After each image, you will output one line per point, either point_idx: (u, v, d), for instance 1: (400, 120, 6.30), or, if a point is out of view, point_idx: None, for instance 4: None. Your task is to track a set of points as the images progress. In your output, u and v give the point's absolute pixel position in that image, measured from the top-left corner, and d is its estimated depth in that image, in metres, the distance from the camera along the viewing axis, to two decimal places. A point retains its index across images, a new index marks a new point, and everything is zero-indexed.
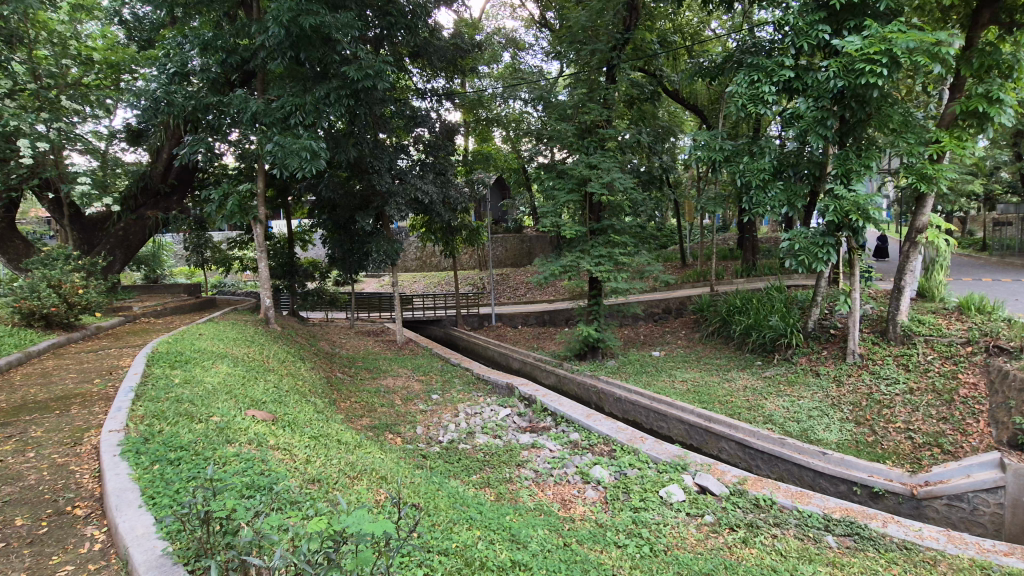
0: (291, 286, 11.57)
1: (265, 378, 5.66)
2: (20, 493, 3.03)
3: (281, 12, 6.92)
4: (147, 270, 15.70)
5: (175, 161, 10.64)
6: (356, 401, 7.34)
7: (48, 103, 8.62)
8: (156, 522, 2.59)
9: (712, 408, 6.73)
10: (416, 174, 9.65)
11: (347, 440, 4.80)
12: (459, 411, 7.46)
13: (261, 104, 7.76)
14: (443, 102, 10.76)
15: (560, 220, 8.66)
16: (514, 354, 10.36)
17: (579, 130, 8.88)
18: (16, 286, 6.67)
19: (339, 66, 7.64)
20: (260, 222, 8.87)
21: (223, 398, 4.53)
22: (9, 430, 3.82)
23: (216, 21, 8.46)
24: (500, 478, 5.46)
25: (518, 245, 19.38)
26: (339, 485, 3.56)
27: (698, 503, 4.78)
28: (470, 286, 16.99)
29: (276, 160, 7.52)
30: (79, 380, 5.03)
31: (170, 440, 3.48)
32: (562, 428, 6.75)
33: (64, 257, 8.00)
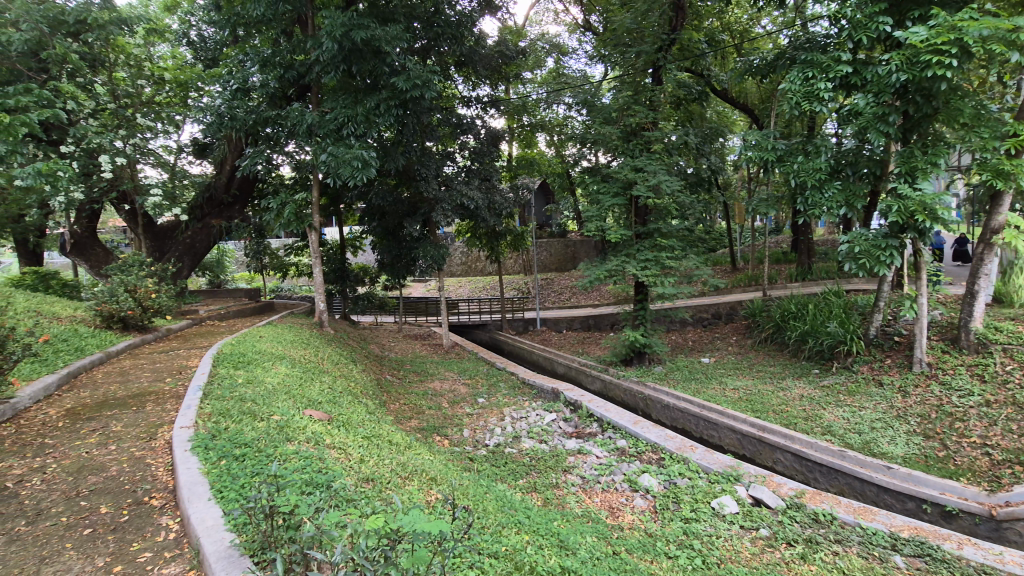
0: (342, 290, 11.97)
1: (320, 379, 5.87)
2: (104, 483, 3.26)
3: (335, 27, 7.22)
4: (211, 275, 16.66)
5: (236, 172, 11.22)
6: (404, 402, 7.51)
7: (125, 121, 9.23)
8: (225, 515, 2.73)
9: (766, 418, 6.47)
10: (462, 181, 9.82)
11: (398, 441, 4.92)
12: (505, 415, 7.49)
13: (316, 116, 8.10)
14: (487, 109, 10.88)
15: (605, 224, 8.58)
16: (558, 359, 10.32)
17: (625, 132, 8.78)
18: (98, 291, 7.21)
19: (389, 78, 7.87)
20: (313, 229, 9.21)
21: (282, 398, 4.74)
22: (93, 424, 4.12)
23: (275, 37, 8.77)
24: (547, 483, 5.44)
25: (562, 250, 19.34)
26: (392, 485, 3.64)
27: (753, 516, 4.60)
28: (514, 291, 17.07)
29: (330, 169, 7.82)
30: (152, 379, 5.38)
31: (235, 436, 3.67)
32: (608, 435, 6.66)
33: (139, 263, 8.57)
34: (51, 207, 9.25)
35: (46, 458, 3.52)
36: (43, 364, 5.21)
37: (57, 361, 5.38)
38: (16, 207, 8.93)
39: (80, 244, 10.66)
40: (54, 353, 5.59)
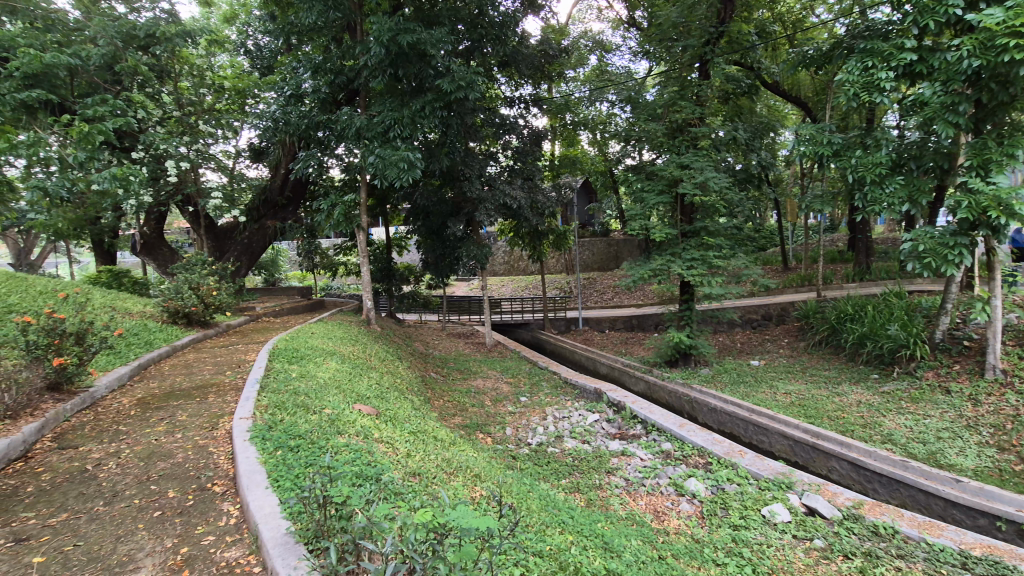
0: (388, 288, 12.28)
1: (367, 374, 6.03)
2: (171, 469, 3.45)
3: (382, 32, 7.39)
4: (266, 274, 17.43)
5: (289, 174, 11.67)
6: (448, 400, 7.62)
7: (189, 128, 9.76)
8: (281, 503, 2.85)
9: (820, 424, 6.19)
10: (505, 180, 9.87)
11: (442, 437, 5.00)
12: (547, 414, 7.49)
13: (364, 120, 8.34)
14: (530, 109, 10.90)
15: (650, 223, 8.41)
16: (600, 359, 10.20)
17: (670, 129, 8.59)
18: (165, 289, 7.66)
19: (434, 80, 7.97)
20: (361, 230, 9.47)
21: (333, 392, 4.92)
22: (161, 413, 4.39)
23: (325, 44, 9.06)
24: (590, 484, 5.39)
25: (604, 250, 19.12)
26: (437, 480, 3.70)
27: (806, 526, 4.40)
28: (557, 291, 17.00)
29: (378, 171, 8.02)
30: (214, 371, 5.68)
31: (290, 428, 3.82)
32: (653, 437, 6.54)
33: (202, 262, 9.08)
34: (124, 210, 9.89)
35: (120, 443, 3.76)
36: (117, 356, 5.58)
37: (129, 353, 5.75)
38: (93, 210, 9.59)
39: (148, 244, 11.37)
40: (127, 346, 5.98)
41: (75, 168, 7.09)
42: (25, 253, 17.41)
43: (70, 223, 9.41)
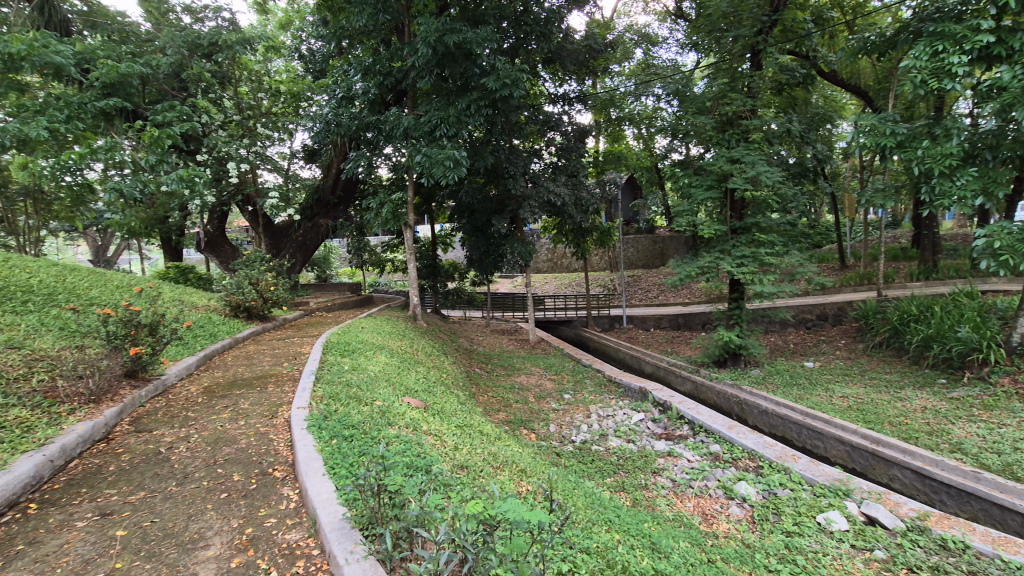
0: (434, 285, 12.51)
1: (415, 369, 6.17)
2: (236, 453, 3.64)
3: (430, 33, 7.50)
4: (318, 271, 18.10)
5: (340, 174, 12.06)
6: (492, 395, 7.70)
7: (248, 131, 10.26)
8: (337, 489, 2.96)
9: (881, 429, 5.88)
10: (549, 177, 9.86)
11: (488, 432, 5.07)
12: (591, 412, 7.44)
13: (411, 120, 8.52)
14: (573, 105, 10.87)
15: (697, 219, 8.19)
16: (645, 358, 10.01)
17: (720, 122, 8.34)
18: (227, 284, 8.08)
19: (479, 79, 8.04)
20: (408, 227, 9.67)
21: (383, 384, 5.07)
22: (226, 400, 4.64)
23: (375, 46, 9.25)
24: (636, 484, 5.33)
25: (649, 247, 18.78)
26: (484, 473, 3.75)
27: (866, 535, 4.19)
28: (600, 288, 16.85)
29: (425, 170, 8.17)
30: (272, 363, 5.96)
31: (344, 418, 3.97)
32: (700, 438, 6.39)
33: (259, 259, 9.51)
34: (189, 209, 10.48)
35: (189, 429, 4.00)
36: (186, 347, 5.93)
37: (196, 344, 6.10)
38: (161, 210, 10.19)
39: (211, 242, 12.01)
40: (194, 338, 6.35)
41: (146, 170, 7.55)
42: (103, 251, 18.83)
43: (141, 222, 10.05)
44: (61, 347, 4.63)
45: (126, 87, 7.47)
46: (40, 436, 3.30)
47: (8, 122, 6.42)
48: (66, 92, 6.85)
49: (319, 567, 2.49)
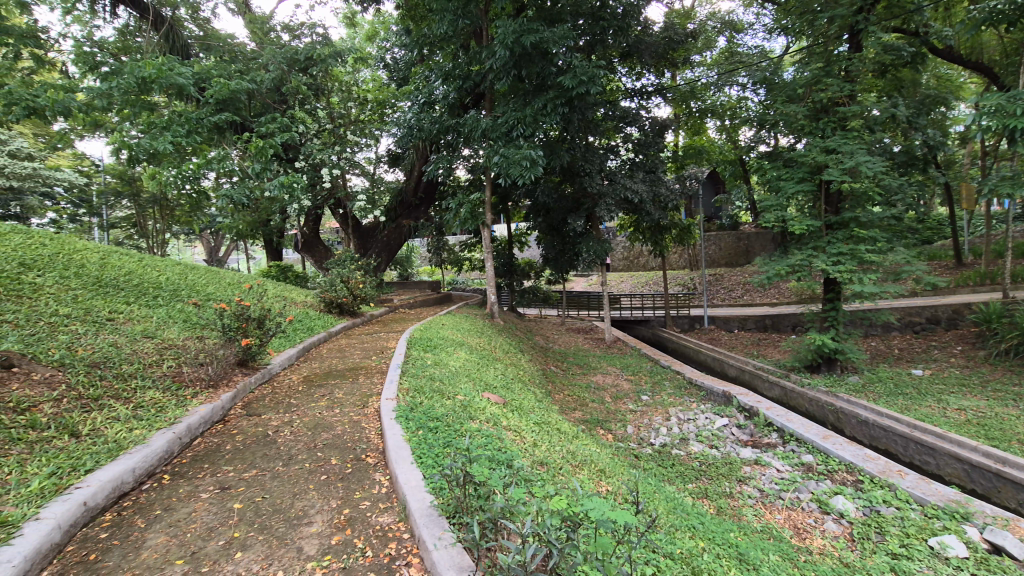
0: (510, 283, 12.67)
1: (494, 365, 6.30)
2: (333, 439, 3.91)
3: (507, 35, 7.58)
4: (401, 270, 18.95)
5: (421, 176, 12.54)
6: (568, 393, 7.70)
7: (339, 138, 10.95)
8: (425, 478, 3.10)
9: (1007, 448, 5.23)
10: (626, 174, 9.66)
11: (566, 430, 5.08)
12: (671, 415, 7.22)
13: (489, 121, 8.68)
14: (651, 99, 10.56)
15: (787, 214, 7.68)
16: (729, 362, 9.52)
17: (813, 110, 7.78)
18: (322, 282, 8.68)
19: (555, 77, 8.02)
20: (486, 226, 9.87)
21: (465, 380, 5.24)
22: (323, 389, 5.00)
23: (454, 51, 9.50)
24: (720, 491, 5.11)
25: (733, 244, 17.86)
26: (564, 471, 3.76)
27: (990, 565, 3.72)
28: (679, 287, 16.28)
29: (502, 170, 8.29)
30: (362, 356, 6.32)
31: (429, 411, 4.14)
32: (791, 448, 6.00)
33: (350, 258, 10.11)
34: (287, 212, 11.34)
35: (292, 414, 4.34)
36: (287, 339, 6.44)
37: (296, 337, 6.60)
38: (264, 214, 11.12)
39: (307, 242, 12.94)
40: (294, 331, 6.88)
41: (252, 178, 8.21)
42: (214, 251, 20.88)
43: (247, 225, 11.02)
44: (186, 337, 5.21)
45: (235, 103, 8.17)
46: (172, 415, 3.73)
47: (139, 137, 7.22)
48: (187, 109, 7.63)
49: (410, 551, 2.63)
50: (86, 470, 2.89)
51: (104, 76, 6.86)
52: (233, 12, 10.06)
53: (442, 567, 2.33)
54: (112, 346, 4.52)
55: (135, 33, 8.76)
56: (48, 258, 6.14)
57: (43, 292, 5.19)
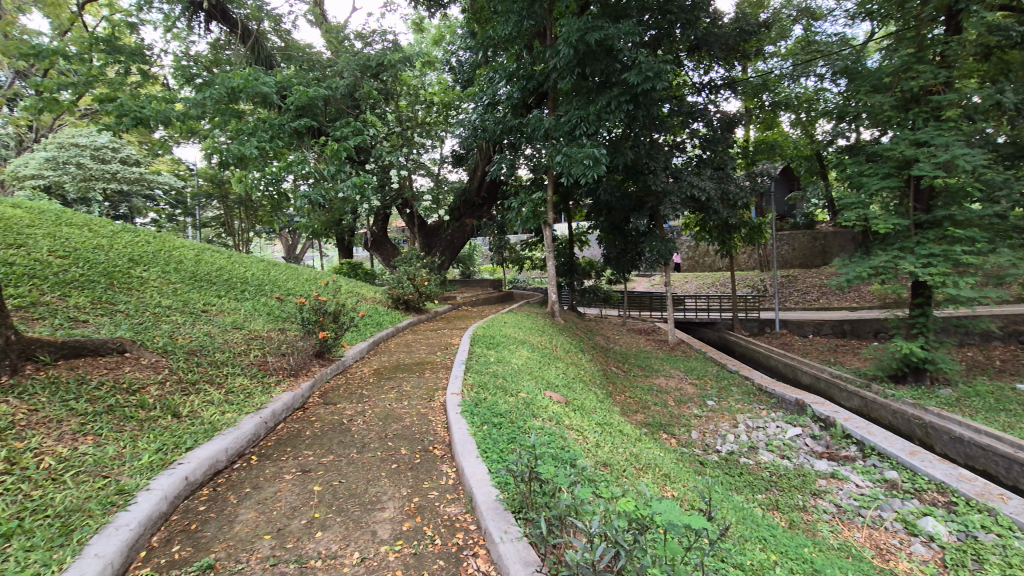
0: (570, 283, 12.63)
1: (555, 364, 6.32)
2: (402, 429, 4.08)
3: (572, 33, 7.55)
4: (463, 268, 19.36)
5: (485, 176, 12.54)
6: (630, 395, 7.58)
7: (406, 140, 11.33)
8: (491, 472, 3.17)
9: None
10: (693, 171, 9.37)
11: (628, 432, 5.02)
12: (739, 422, 6.94)
13: (552, 120, 8.69)
14: (721, 93, 10.18)
15: (871, 211, 7.17)
16: (802, 369, 8.99)
17: (902, 100, 7.22)
18: (390, 279, 9.01)
19: (620, 74, 7.90)
20: (547, 225, 9.89)
21: (527, 377, 5.29)
22: (393, 382, 5.21)
23: (518, 52, 9.59)
24: (792, 504, 4.87)
25: (808, 243, 16.88)
26: (627, 473, 3.71)
27: None
28: (748, 289, 15.60)
29: (565, 169, 8.27)
30: (428, 351, 6.53)
31: (493, 406, 4.22)
32: (872, 462, 5.61)
33: (415, 256, 10.43)
34: (358, 212, 11.87)
35: (364, 405, 4.56)
36: (359, 333, 6.76)
37: (367, 332, 6.92)
38: (337, 215, 11.69)
39: (375, 241, 13.49)
40: (365, 325, 7.20)
41: (327, 180, 8.61)
42: (292, 249, 22.21)
43: (321, 224, 11.63)
44: (269, 328, 5.60)
45: (313, 109, 8.63)
46: (259, 401, 4.02)
47: (228, 143, 7.79)
48: (270, 116, 8.13)
49: (476, 542, 2.70)
50: (187, 447, 3.18)
51: (199, 87, 7.43)
52: (312, 23, 10.61)
53: (508, 560, 2.37)
54: (207, 335, 4.94)
55: (224, 46, 9.44)
56: (151, 255, 6.76)
57: (148, 285, 5.73)
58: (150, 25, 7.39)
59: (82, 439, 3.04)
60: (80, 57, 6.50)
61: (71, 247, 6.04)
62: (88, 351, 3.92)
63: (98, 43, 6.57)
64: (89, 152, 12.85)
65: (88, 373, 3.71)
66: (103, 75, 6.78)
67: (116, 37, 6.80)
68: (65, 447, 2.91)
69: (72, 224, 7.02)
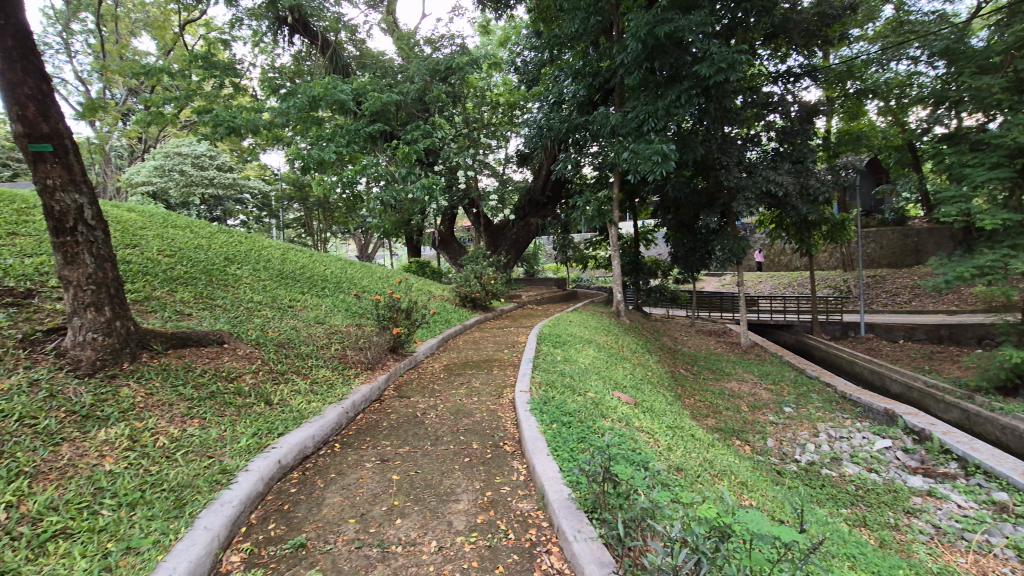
0: (636, 282, 12.37)
1: (623, 365, 6.23)
2: (473, 424, 4.17)
3: (640, 27, 7.38)
4: (527, 266, 19.48)
5: (550, 175, 12.51)
6: (700, 399, 7.33)
7: (472, 141, 11.53)
8: (562, 471, 3.16)
9: None
10: (769, 165, 8.90)
11: (701, 436, 4.86)
12: (820, 431, 6.54)
13: (619, 117, 8.54)
14: (800, 82, 9.59)
15: (976, 205, 6.51)
16: (892, 377, 8.33)
17: (1016, 81, 6.49)
18: (457, 277, 9.22)
19: (691, 67, 7.63)
20: (613, 224, 9.73)
21: (595, 377, 5.25)
22: (462, 378, 5.33)
23: (585, 49, 9.49)
24: (882, 521, 4.53)
25: (898, 241, 15.61)
26: (702, 479, 3.59)
27: None
28: (829, 290, 14.64)
29: (632, 166, 8.11)
30: (496, 348, 6.61)
31: (562, 405, 4.23)
32: (976, 481, 5.10)
33: (481, 255, 10.60)
34: (426, 212, 12.23)
35: (436, 399, 4.70)
36: (429, 330, 6.97)
37: (437, 329, 7.12)
38: (406, 215, 12.10)
39: (443, 240, 13.83)
40: (434, 322, 7.42)
41: (398, 182, 8.91)
42: (365, 248, 23.26)
43: (392, 223, 12.09)
44: (348, 324, 5.89)
45: (386, 114, 8.98)
46: (341, 392, 4.25)
47: (310, 149, 8.26)
48: (346, 122, 8.52)
49: (549, 539, 2.71)
50: (279, 433, 3.41)
51: (284, 97, 7.91)
52: (384, 31, 11.03)
53: (583, 559, 2.35)
54: (293, 329, 5.27)
55: (306, 58, 10.03)
56: (243, 254, 7.30)
57: (241, 282, 6.19)
58: (241, 41, 7.95)
59: (190, 421, 3.34)
60: (183, 73, 7.11)
61: (176, 247, 6.63)
62: (193, 341, 4.30)
63: (198, 60, 7.16)
64: (190, 160, 14.07)
65: (194, 361, 4.07)
66: (201, 89, 7.36)
67: (211, 54, 7.37)
68: (176, 428, 3.21)
69: (177, 226, 7.71)
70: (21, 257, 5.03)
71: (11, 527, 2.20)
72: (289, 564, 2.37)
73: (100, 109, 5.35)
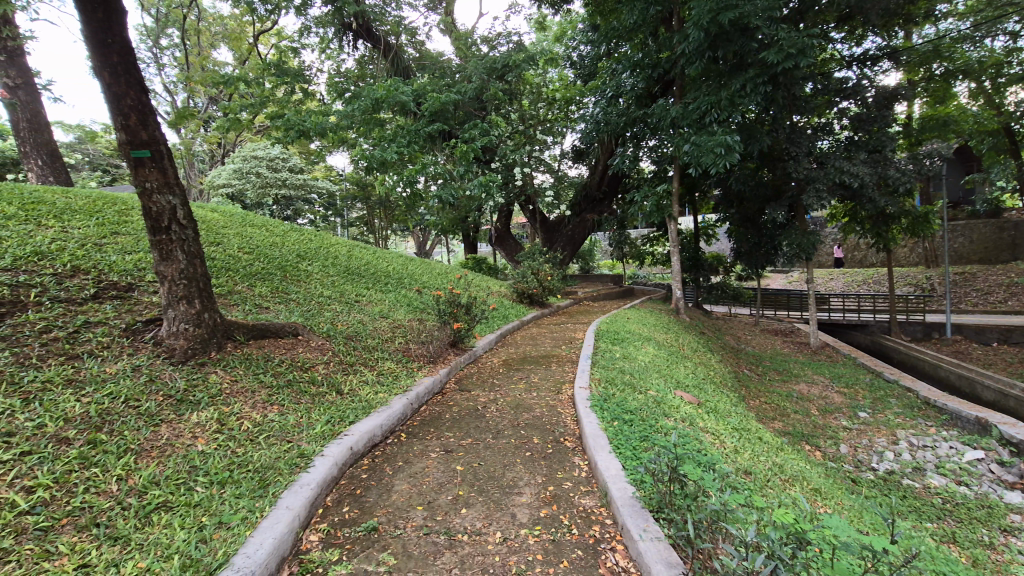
0: (696, 279, 12.00)
1: (684, 363, 6.08)
2: (533, 419, 4.19)
3: (703, 15, 7.12)
4: (582, 262, 19.32)
5: (606, 170, 12.38)
6: (766, 401, 7.03)
7: (528, 138, 11.54)
8: (626, 469, 3.13)
9: None
10: (842, 156, 8.39)
11: (768, 439, 4.67)
12: (900, 438, 6.12)
13: (680, 109, 8.30)
14: (879, 65, 8.96)
15: None
16: (982, 382, 7.66)
17: None
18: (515, 274, 9.29)
19: (757, 53, 7.28)
20: (673, 219, 9.48)
21: (656, 376, 5.15)
22: (521, 373, 5.37)
23: (643, 40, 9.27)
24: (973, 539, 4.19)
25: (990, 235, 14.31)
26: (773, 484, 3.44)
27: None
28: (909, 288, 13.63)
29: (694, 159, 7.87)
30: (553, 344, 6.62)
31: (623, 403, 4.18)
32: None
33: (537, 252, 10.62)
34: (483, 210, 12.38)
35: (496, 393, 4.76)
36: (488, 325, 7.06)
37: (495, 324, 7.20)
38: (463, 212, 12.29)
39: (499, 237, 13.94)
40: (493, 317, 7.51)
41: (456, 180, 9.06)
42: (423, 245, 23.83)
43: (450, 220, 12.32)
44: (410, 318, 6.08)
45: (445, 113, 9.15)
46: (405, 384, 4.39)
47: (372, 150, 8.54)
48: (407, 123, 8.75)
49: (613, 536, 2.69)
50: (350, 421, 3.57)
51: (348, 100, 8.21)
52: (443, 31, 11.22)
53: (649, 558, 2.32)
54: (360, 322, 5.50)
55: (369, 61, 10.37)
56: (312, 251, 7.67)
57: (312, 277, 6.52)
58: (310, 48, 8.33)
59: (270, 407, 3.56)
60: (258, 81, 7.53)
61: (254, 245, 7.06)
62: (272, 333, 4.58)
63: (270, 68, 7.55)
64: (265, 163, 14.75)
65: (272, 352, 4.33)
66: (274, 95, 7.77)
67: (283, 61, 7.75)
68: (259, 414, 3.43)
69: (253, 225, 8.20)
70: (122, 254, 5.50)
71: (122, 498, 2.43)
72: (363, 546, 2.48)
73: (187, 117, 5.75)
